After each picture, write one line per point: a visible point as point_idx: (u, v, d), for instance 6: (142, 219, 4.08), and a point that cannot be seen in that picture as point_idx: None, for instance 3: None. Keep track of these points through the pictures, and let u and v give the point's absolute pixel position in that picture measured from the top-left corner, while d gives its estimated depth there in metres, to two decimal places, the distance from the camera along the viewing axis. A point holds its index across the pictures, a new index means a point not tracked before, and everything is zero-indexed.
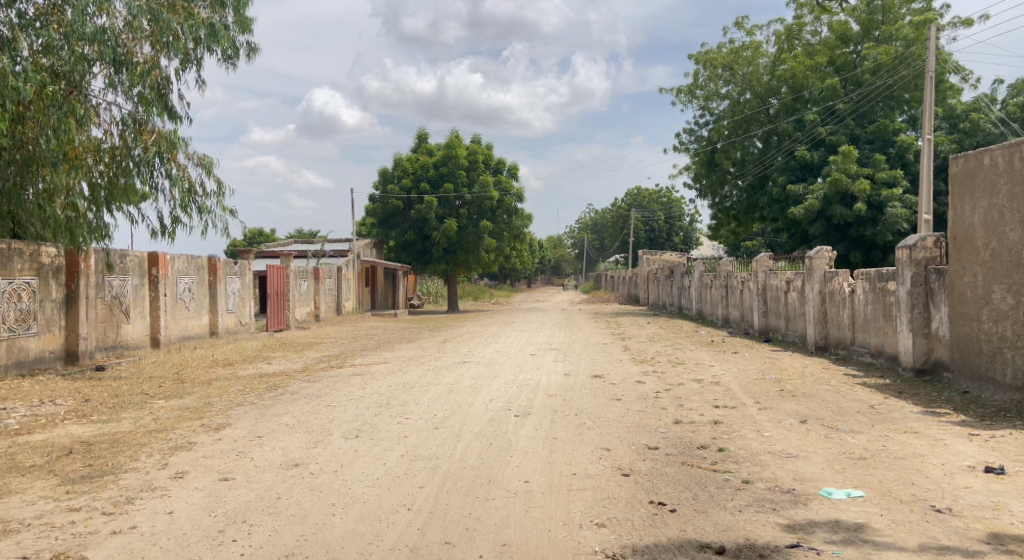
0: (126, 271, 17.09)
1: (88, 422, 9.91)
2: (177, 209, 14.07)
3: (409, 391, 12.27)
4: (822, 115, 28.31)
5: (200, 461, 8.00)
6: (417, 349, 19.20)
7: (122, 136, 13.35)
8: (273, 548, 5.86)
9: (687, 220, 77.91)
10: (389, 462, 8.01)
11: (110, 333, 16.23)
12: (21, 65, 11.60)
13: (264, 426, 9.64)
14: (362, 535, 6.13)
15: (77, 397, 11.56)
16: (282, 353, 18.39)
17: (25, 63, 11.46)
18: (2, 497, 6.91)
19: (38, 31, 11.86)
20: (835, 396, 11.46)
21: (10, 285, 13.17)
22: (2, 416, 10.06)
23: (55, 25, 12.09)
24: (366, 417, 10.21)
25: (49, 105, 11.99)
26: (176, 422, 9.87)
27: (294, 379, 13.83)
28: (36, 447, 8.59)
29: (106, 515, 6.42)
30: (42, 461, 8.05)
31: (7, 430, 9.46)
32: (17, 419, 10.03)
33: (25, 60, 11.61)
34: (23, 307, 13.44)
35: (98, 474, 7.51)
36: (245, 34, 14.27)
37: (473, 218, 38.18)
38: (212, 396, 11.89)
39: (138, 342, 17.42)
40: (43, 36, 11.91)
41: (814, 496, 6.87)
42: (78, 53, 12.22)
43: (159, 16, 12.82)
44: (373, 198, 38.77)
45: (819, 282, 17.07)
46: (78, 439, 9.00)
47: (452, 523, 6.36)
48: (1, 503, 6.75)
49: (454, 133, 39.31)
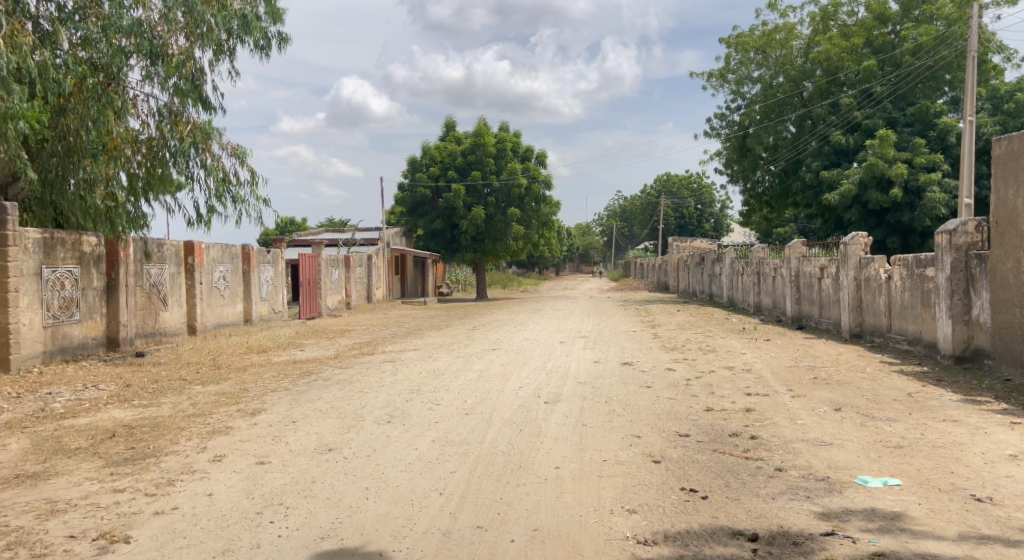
0: (164, 260, 17.39)
1: (130, 406, 10.12)
2: (212, 198, 14.28)
3: (438, 377, 12.35)
4: (858, 99, 27.90)
5: (238, 445, 8.12)
6: (446, 337, 19.28)
7: (159, 127, 13.48)
8: (309, 530, 5.96)
9: (717, 207, 77.41)
10: (420, 447, 8.07)
11: (149, 321, 16.54)
12: (62, 58, 11.91)
13: (300, 411, 9.77)
14: (395, 518, 6.20)
15: (119, 382, 11.80)
16: (314, 340, 18.61)
17: (66, 56, 11.78)
18: (51, 477, 7.09)
19: (78, 24, 12.01)
20: (871, 384, 11.31)
21: (54, 273, 13.40)
22: (48, 401, 10.30)
23: (94, 18, 12.13)
24: (397, 403, 10.28)
25: (91, 96, 12.23)
26: (214, 407, 10.04)
27: (327, 365, 14.00)
28: (81, 431, 8.78)
29: (149, 495, 6.56)
30: (87, 443, 8.23)
31: (53, 414, 9.67)
32: (61, 404, 10.23)
33: (64, 53, 11.86)
34: (67, 294, 13.70)
35: (141, 457, 7.66)
36: (276, 25, 14.37)
37: (502, 206, 38.02)
38: (247, 382, 12.06)
39: (176, 330, 17.76)
40: (82, 29, 12.04)
41: (849, 484, 6.80)
42: (116, 45, 12.36)
43: (194, 8, 12.99)
44: (402, 187, 39.11)
45: (853, 268, 16.80)
46: (121, 422, 9.19)
47: (484, 507, 6.40)
48: (50, 484, 6.92)
49: (483, 122, 39.48)
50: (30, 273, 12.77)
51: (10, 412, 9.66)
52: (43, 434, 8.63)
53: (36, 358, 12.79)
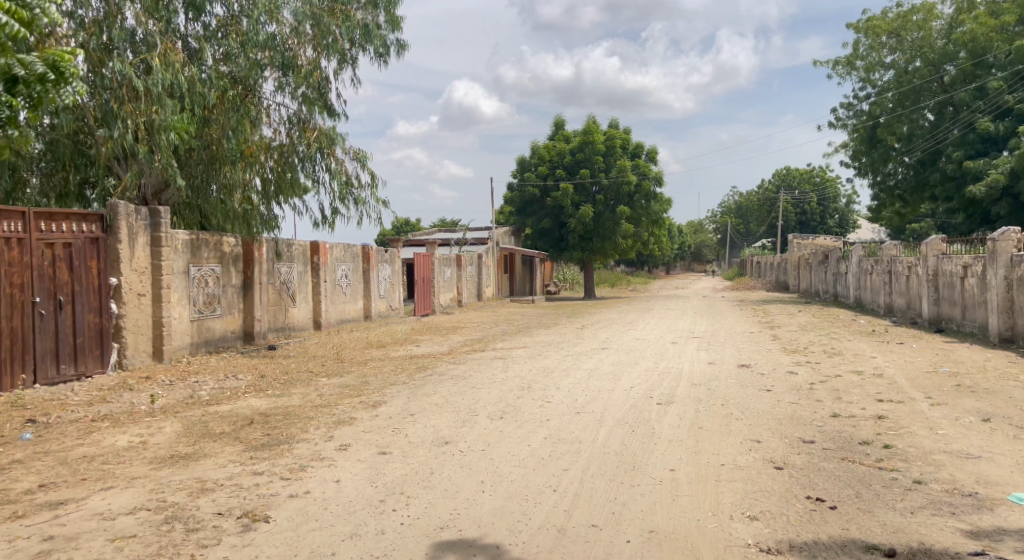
0: (293, 259, 18.24)
1: (264, 395, 10.71)
2: (337, 201, 14.87)
3: (550, 375, 12.43)
4: (1009, 81, 26.43)
5: (362, 435, 8.45)
6: (556, 335, 19.35)
7: (289, 134, 14.23)
8: (429, 520, 6.12)
9: (842, 201, 73.83)
10: (534, 444, 8.15)
11: (280, 316, 17.40)
12: (206, 74, 12.71)
13: (418, 405, 10.06)
14: (511, 513, 6.28)
15: (254, 373, 12.49)
16: (428, 336, 19.07)
17: (210, 71, 12.61)
18: (200, 459, 7.59)
19: (220, 41, 12.90)
20: (1020, 393, 10.55)
21: (199, 271, 14.29)
22: (194, 388, 11.02)
23: (234, 35, 12.95)
24: (509, 399, 10.42)
25: (231, 107, 12.94)
26: (339, 398, 10.48)
27: (441, 361, 14.33)
28: (223, 417, 9.36)
29: (285, 479, 6.93)
30: (229, 428, 8.77)
31: (199, 401, 10.35)
32: (205, 392, 10.90)
33: (208, 69, 12.72)
34: (206, 288, 14.46)
35: (276, 443, 8.10)
36: (396, 32, 14.83)
37: (610, 204, 37.60)
38: (368, 375, 12.51)
39: (303, 325, 18.61)
40: (224, 45, 12.90)
41: (1001, 502, 6.39)
42: (252, 59, 13.10)
43: (321, 20, 13.68)
44: (511, 187, 39.69)
45: (1003, 268, 15.67)
46: (257, 410, 9.73)
47: (599, 506, 6.40)
48: (199, 464, 7.42)
49: (591, 119, 39.25)
50: (179, 271, 13.64)
51: (161, 397, 10.35)
52: (191, 419, 9.26)
53: (184, 348, 13.64)
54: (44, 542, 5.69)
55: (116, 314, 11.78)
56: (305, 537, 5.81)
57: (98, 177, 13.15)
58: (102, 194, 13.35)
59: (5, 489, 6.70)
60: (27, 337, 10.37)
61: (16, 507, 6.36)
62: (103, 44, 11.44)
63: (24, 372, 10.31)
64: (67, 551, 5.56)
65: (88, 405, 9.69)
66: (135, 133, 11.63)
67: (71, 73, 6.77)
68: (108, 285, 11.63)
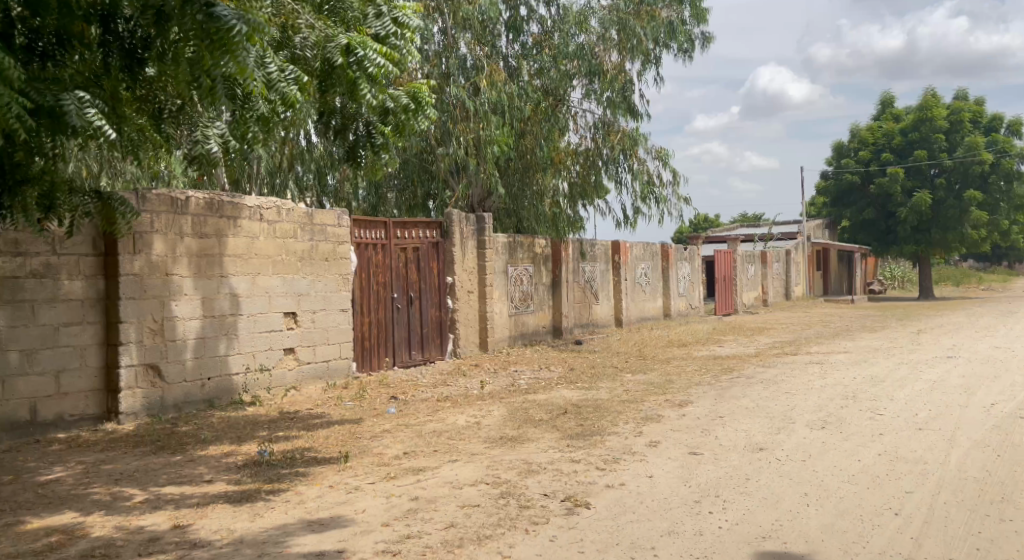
0: (596, 258, 18.88)
1: (575, 388, 11.26)
2: (638, 200, 15.15)
3: (877, 385, 11.49)
4: None
5: (670, 433, 8.58)
6: (882, 340, 17.87)
7: (595, 139, 14.91)
8: (748, 527, 5.80)
9: None
10: (865, 459, 7.61)
11: (585, 312, 18.13)
12: (523, 87, 13.66)
13: (727, 408, 9.94)
14: (844, 532, 5.66)
15: (564, 366, 13.15)
16: (732, 337, 18.54)
17: (526, 85, 13.52)
18: (522, 442, 8.22)
19: (534, 58, 13.87)
20: None
21: (515, 270, 14.52)
22: (513, 378, 11.87)
23: (547, 49, 13.94)
24: (830, 408, 9.88)
25: (543, 118, 13.83)
26: (645, 395, 10.68)
27: (748, 363, 13.93)
28: (540, 405, 10.04)
29: (600, 469, 7.27)
30: (545, 416, 9.38)
31: (518, 389, 11.11)
32: (523, 381, 11.72)
33: (525, 84, 13.64)
34: (527, 289, 15.13)
35: (588, 433, 8.51)
36: (702, 25, 14.76)
37: (955, 189, 33.83)
38: (672, 374, 12.57)
39: (605, 322, 19.20)
40: (538, 61, 13.87)
41: None
42: (563, 70, 13.94)
43: (626, 25, 14.16)
44: (827, 175, 37.38)
45: None
46: (569, 401, 10.28)
47: (958, 539, 5.47)
48: (522, 447, 8.03)
49: (930, 92, 35.87)
50: (498, 271, 13.95)
51: (489, 384, 11.32)
52: (512, 405, 10.04)
53: (504, 340, 14.24)
54: (407, 503, 5.83)
55: (451, 309, 12.98)
56: (623, 529, 5.63)
57: (438, 191, 14.17)
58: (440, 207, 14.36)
59: (378, 452, 7.39)
60: (389, 327, 11.87)
61: (388, 469, 6.82)
62: (443, 72, 12.89)
63: (386, 356, 11.78)
64: (426, 512, 5.67)
65: (433, 388, 10.77)
66: (466, 148, 12.89)
67: (426, 100, 7.09)
68: (445, 284, 12.83)
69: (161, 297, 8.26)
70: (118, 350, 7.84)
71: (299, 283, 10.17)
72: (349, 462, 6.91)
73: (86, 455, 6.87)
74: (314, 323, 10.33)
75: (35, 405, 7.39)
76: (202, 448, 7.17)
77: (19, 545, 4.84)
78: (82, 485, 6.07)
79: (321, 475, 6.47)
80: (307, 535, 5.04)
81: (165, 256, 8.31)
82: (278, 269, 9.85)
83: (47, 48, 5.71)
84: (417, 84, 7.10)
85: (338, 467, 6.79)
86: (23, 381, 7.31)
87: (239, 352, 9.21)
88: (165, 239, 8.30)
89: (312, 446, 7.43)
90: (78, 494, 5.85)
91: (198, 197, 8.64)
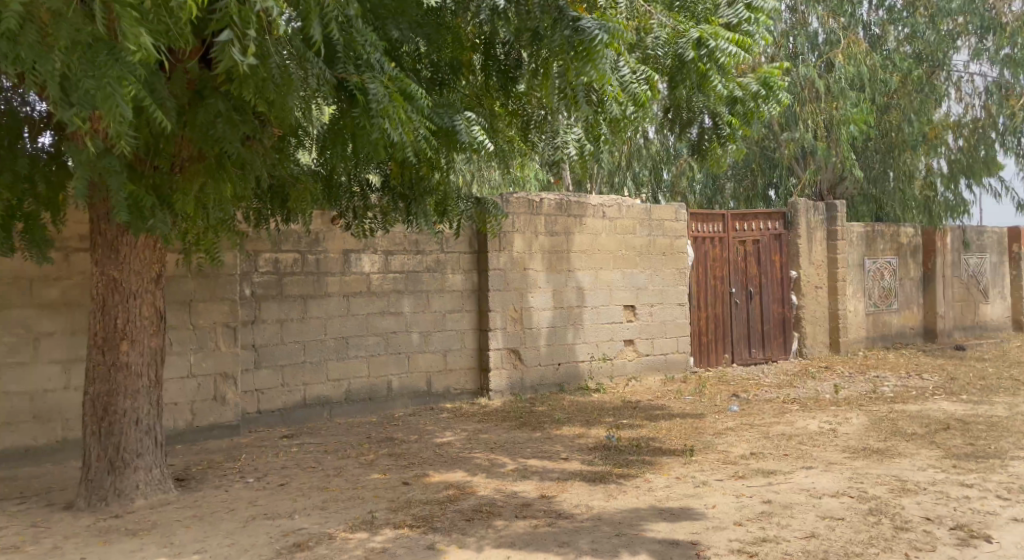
0: (986, 243, 11.65)
1: (959, 400, 6.43)
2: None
3: None
4: None
5: None
6: None
7: (987, 105, 10.69)
8: None
9: None
10: None
11: (970, 313, 11.24)
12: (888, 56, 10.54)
13: None
14: None
15: (945, 374, 7.82)
16: None
17: (890, 50, 10.50)
18: (889, 458, 4.49)
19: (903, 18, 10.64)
20: None
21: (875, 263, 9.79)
22: (866, 383, 7.16)
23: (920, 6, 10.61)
24: None
25: (915, 88, 10.42)
26: None
27: None
28: (913, 416, 5.71)
29: (1008, 498, 3.65)
30: (920, 431, 5.24)
31: (877, 394, 6.64)
32: (890, 387, 7.01)
33: (890, 52, 10.55)
34: (891, 283, 9.98)
35: (989, 454, 4.55)
36: None
37: None
38: None
39: (1000, 325, 11.75)
40: (908, 23, 10.57)
41: None
42: (943, 30, 10.57)
43: None
44: None
45: None
46: (954, 416, 5.77)
47: None
48: (892, 462, 4.38)
49: None
50: (857, 262, 9.40)
51: (845, 388, 6.92)
52: (873, 411, 5.92)
53: (861, 342, 9.33)
54: (760, 504, 3.56)
55: (796, 305, 8.32)
56: None
57: (781, 180, 11.69)
58: (785, 197, 11.63)
59: (724, 449, 4.63)
60: (727, 321, 7.86)
61: (735, 467, 4.26)
62: (791, 51, 10.16)
63: (726, 351, 7.84)
64: (745, 523, 3.28)
65: (779, 387, 6.81)
66: (816, 131, 10.28)
67: (780, 85, 4.36)
68: (788, 277, 8.24)
69: (522, 291, 6.22)
70: (488, 335, 6.02)
71: (636, 276, 7.02)
72: (699, 456, 4.42)
73: (468, 424, 5.12)
74: (654, 318, 7.11)
75: (432, 378, 5.85)
76: (559, 428, 5.04)
77: (249, 479, 3.75)
78: (466, 449, 4.41)
79: (668, 465, 4.22)
80: (661, 523, 3.32)
81: (523, 254, 6.24)
82: (620, 265, 6.92)
83: (443, 79, 4.45)
84: (789, 68, 4.64)
85: (719, 462, 4.35)
86: (424, 358, 5.82)
87: (585, 340, 6.62)
88: (524, 237, 6.23)
89: (661, 437, 4.83)
90: (465, 456, 4.23)
91: (550, 196, 6.40)
